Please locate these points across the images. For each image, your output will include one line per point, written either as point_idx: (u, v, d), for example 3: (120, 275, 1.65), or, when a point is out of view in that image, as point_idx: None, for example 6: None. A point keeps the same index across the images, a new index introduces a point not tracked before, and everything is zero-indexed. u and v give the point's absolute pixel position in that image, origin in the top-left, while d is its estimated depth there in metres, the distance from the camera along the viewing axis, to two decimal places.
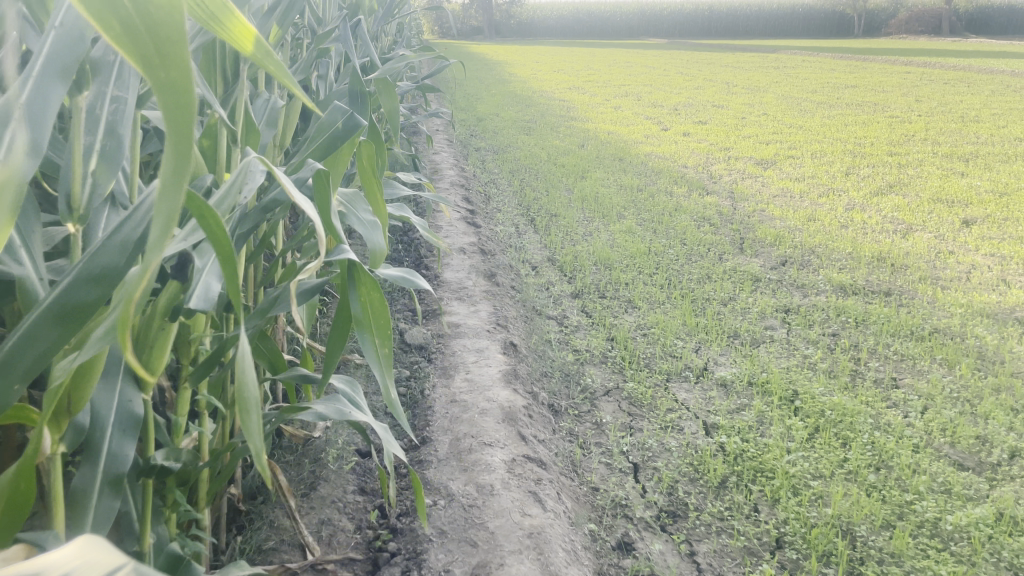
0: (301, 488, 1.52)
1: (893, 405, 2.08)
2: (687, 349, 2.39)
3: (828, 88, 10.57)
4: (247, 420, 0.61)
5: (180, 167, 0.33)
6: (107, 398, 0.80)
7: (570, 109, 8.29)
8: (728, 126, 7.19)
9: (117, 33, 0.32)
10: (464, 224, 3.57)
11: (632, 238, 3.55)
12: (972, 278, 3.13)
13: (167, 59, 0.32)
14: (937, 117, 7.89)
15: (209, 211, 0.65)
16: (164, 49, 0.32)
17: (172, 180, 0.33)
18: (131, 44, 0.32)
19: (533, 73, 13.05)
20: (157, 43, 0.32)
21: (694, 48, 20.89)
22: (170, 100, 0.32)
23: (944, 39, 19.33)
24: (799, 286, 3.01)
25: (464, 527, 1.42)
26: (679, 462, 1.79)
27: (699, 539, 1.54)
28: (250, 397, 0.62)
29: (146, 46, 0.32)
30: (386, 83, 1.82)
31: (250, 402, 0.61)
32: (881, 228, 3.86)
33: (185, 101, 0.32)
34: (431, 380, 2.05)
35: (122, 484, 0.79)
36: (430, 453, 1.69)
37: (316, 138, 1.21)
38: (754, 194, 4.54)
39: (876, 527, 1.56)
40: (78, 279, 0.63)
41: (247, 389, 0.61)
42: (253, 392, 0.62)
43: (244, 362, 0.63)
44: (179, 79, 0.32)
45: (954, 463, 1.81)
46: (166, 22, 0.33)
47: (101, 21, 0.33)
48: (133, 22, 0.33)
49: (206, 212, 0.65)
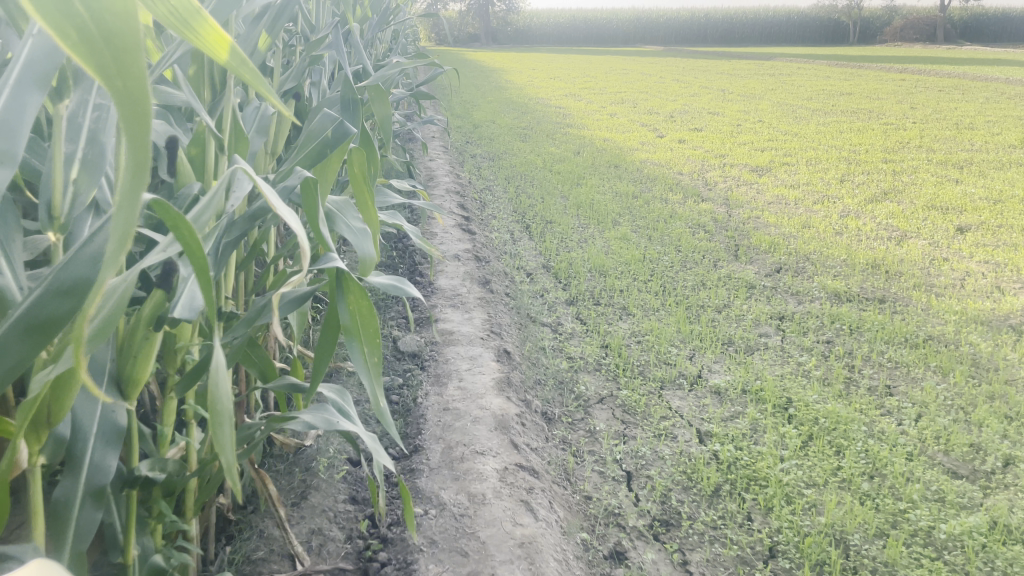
0: (291, 497, 1.51)
1: (887, 412, 2.07)
2: (681, 356, 2.39)
3: (823, 95, 10.60)
4: (219, 432, 0.61)
5: (136, 178, 0.31)
6: (89, 408, 0.79)
7: (566, 116, 8.29)
8: (724, 133, 7.21)
9: (69, 38, 0.30)
10: (459, 231, 3.56)
11: (627, 245, 3.55)
12: (966, 285, 3.14)
13: (123, 68, 0.30)
14: (932, 124, 7.92)
15: (181, 219, 0.64)
16: (120, 58, 0.31)
17: (130, 192, 0.32)
18: (87, 49, 0.30)
19: (529, 80, 13.09)
20: (114, 51, 0.30)
21: (689, 55, 20.95)
22: (128, 110, 0.30)
23: (940, 47, 19.41)
24: (793, 293, 3.01)
25: (455, 536, 1.41)
26: (672, 470, 1.78)
27: (692, 548, 1.53)
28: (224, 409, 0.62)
29: (102, 55, 0.30)
30: (379, 90, 1.81)
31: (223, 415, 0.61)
32: (875, 234, 3.87)
33: (142, 113, 0.30)
34: (423, 389, 2.04)
35: (103, 495, 0.79)
36: (422, 462, 1.68)
37: (304, 145, 1.21)
38: (750, 201, 4.55)
39: (869, 536, 1.56)
40: (47, 291, 0.62)
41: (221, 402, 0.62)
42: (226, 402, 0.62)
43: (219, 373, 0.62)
44: (136, 89, 0.31)
45: (948, 471, 1.80)
46: (121, 26, 0.31)
47: (56, 27, 0.30)
48: (87, 28, 0.30)
49: (178, 221, 0.64)
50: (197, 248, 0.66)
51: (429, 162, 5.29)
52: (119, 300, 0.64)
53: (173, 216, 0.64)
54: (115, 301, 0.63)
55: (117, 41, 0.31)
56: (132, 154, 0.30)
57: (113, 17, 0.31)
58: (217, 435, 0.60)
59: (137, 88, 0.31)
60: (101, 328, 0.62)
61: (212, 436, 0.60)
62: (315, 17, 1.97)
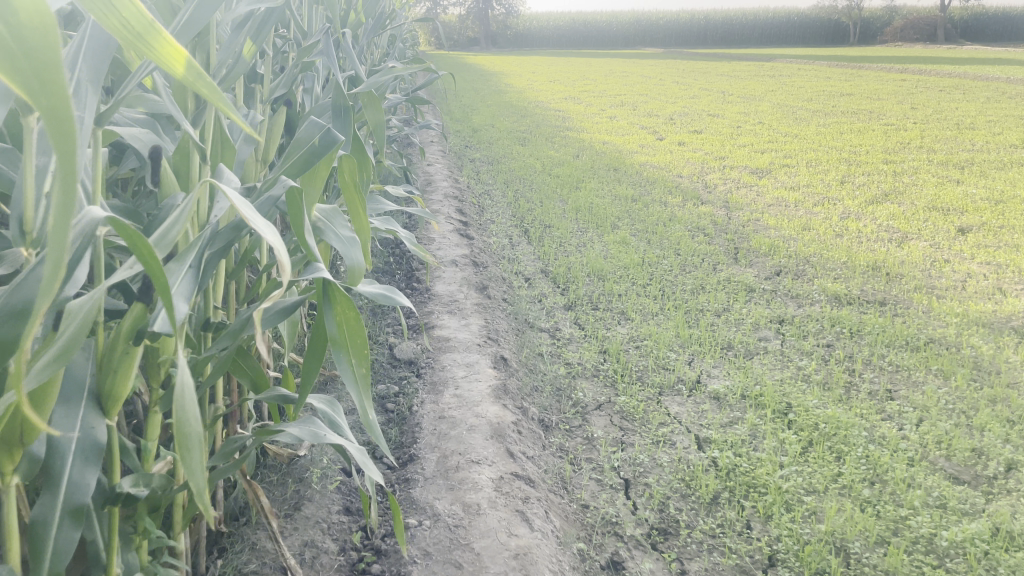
0: (284, 508, 1.49)
1: (887, 417, 2.05)
2: (680, 361, 2.37)
3: (822, 96, 10.59)
4: (189, 458, 0.62)
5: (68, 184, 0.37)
6: (67, 424, 0.77)
7: (565, 120, 8.28)
8: (724, 135, 7.19)
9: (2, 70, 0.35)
10: (457, 237, 3.55)
11: (625, 249, 3.53)
12: (967, 286, 3.11)
13: (49, 89, 0.35)
14: (932, 125, 7.90)
15: (138, 237, 0.63)
16: (44, 79, 0.36)
17: (65, 191, 0.37)
18: (15, 76, 0.35)
19: (529, 83, 13.09)
20: (39, 77, 0.35)
21: (689, 56, 20.92)
22: (55, 126, 0.35)
23: (940, 47, 19.39)
24: (793, 296, 2.99)
25: (449, 548, 1.39)
26: (671, 478, 1.76)
27: (691, 557, 1.51)
28: (192, 434, 0.63)
29: (29, 79, 0.35)
30: (372, 97, 1.80)
31: (191, 439, 0.62)
32: (876, 236, 3.85)
33: (69, 128, 0.36)
34: (419, 396, 2.03)
35: (82, 513, 0.77)
36: (417, 472, 1.66)
37: (291, 155, 1.19)
38: (749, 204, 4.53)
39: (870, 544, 1.54)
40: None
41: (188, 426, 0.62)
42: (194, 427, 0.63)
43: (187, 396, 0.63)
44: (60, 105, 0.36)
45: (950, 477, 1.78)
46: (42, 50, 0.35)
47: None
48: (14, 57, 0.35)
49: (137, 240, 0.64)
50: (157, 265, 0.65)
51: (427, 167, 5.28)
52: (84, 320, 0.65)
53: (129, 233, 0.64)
54: (78, 322, 0.64)
55: (37, 62, 0.35)
56: (63, 163, 0.35)
57: (33, 39, 0.35)
58: (185, 459, 0.61)
59: (61, 103, 0.36)
60: (62, 352, 0.62)
61: (181, 462, 0.61)
62: (307, 23, 1.96)
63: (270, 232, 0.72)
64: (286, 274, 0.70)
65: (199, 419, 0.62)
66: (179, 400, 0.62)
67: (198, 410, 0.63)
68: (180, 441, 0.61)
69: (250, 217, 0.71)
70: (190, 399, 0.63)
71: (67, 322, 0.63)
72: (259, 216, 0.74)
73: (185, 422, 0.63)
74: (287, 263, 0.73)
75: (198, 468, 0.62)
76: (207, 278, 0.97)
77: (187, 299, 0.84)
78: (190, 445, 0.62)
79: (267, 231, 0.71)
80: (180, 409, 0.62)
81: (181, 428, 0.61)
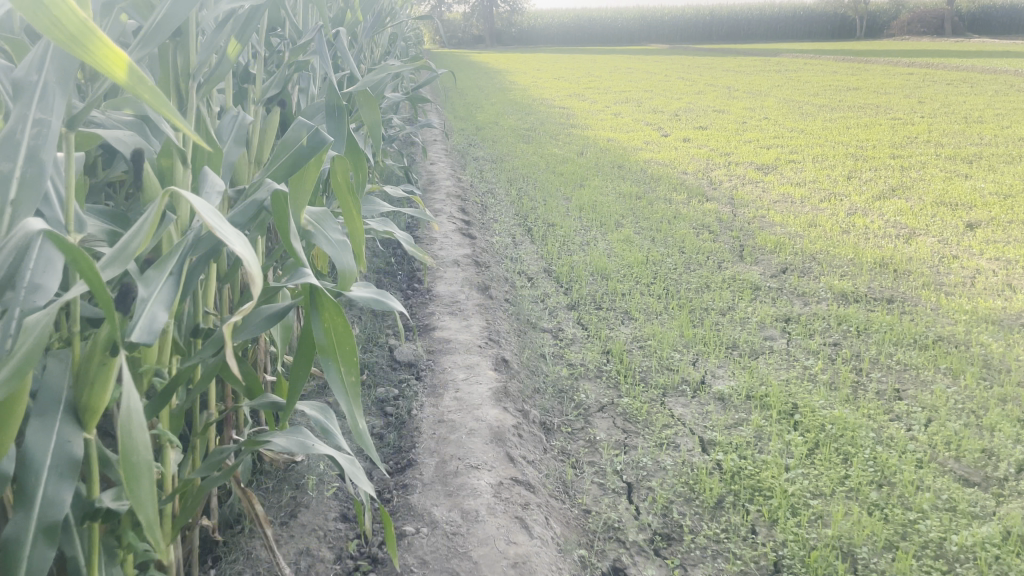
0: (279, 516, 1.47)
1: (895, 418, 2.02)
2: (684, 362, 2.33)
3: (829, 90, 10.51)
4: (136, 489, 0.63)
5: None
6: (42, 439, 0.74)
7: (570, 117, 8.23)
8: (729, 131, 7.15)
9: None
10: (459, 236, 3.51)
11: (630, 247, 3.49)
12: (976, 283, 3.07)
13: None
14: (940, 118, 7.84)
15: (79, 254, 0.64)
16: None
17: None
18: None
19: (533, 81, 13.06)
20: None
21: (693, 52, 20.83)
22: None
23: (947, 39, 19.24)
24: (800, 295, 2.94)
25: (446, 556, 1.37)
26: (674, 482, 1.73)
27: (694, 564, 1.48)
28: (138, 463, 0.64)
29: None
30: (368, 96, 1.77)
31: (138, 471, 0.63)
32: (883, 232, 3.80)
33: None
34: (418, 399, 2.00)
35: (57, 532, 0.75)
36: (415, 477, 1.64)
37: (280, 155, 1.16)
38: (755, 201, 4.48)
39: (878, 549, 1.50)
40: None
41: (134, 458, 0.63)
42: (141, 457, 0.64)
43: (133, 427, 0.63)
44: None
45: (960, 478, 1.75)
46: None
47: None
48: None
49: (77, 255, 0.65)
50: (97, 279, 0.65)
51: (430, 166, 5.24)
52: (38, 337, 0.67)
53: (70, 250, 0.64)
54: (33, 340, 0.66)
55: None
56: None
57: None
58: (133, 493, 0.63)
59: None
60: (16, 369, 0.65)
61: (128, 493, 0.63)
62: (300, 23, 1.94)
63: (238, 243, 0.70)
64: (255, 284, 0.70)
65: (145, 448, 0.64)
66: (126, 433, 0.63)
67: (144, 437, 0.64)
68: (127, 473, 0.63)
69: (218, 227, 0.69)
70: (138, 427, 0.64)
71: (24, 337, 0.66)
72: (227, 226, 0.73)
73: (132, 451, 0.64)
74: (258, 272, 0.72)
75: (146, 499, 0.64)
76: (191, 286, 0.95)
77: (169, 308, 0.81)
78: (139, 476, 0.64)
79: (235, 242, 0.69)
80: (128, 441, 0.63)
81: (127, 462, 0.63)
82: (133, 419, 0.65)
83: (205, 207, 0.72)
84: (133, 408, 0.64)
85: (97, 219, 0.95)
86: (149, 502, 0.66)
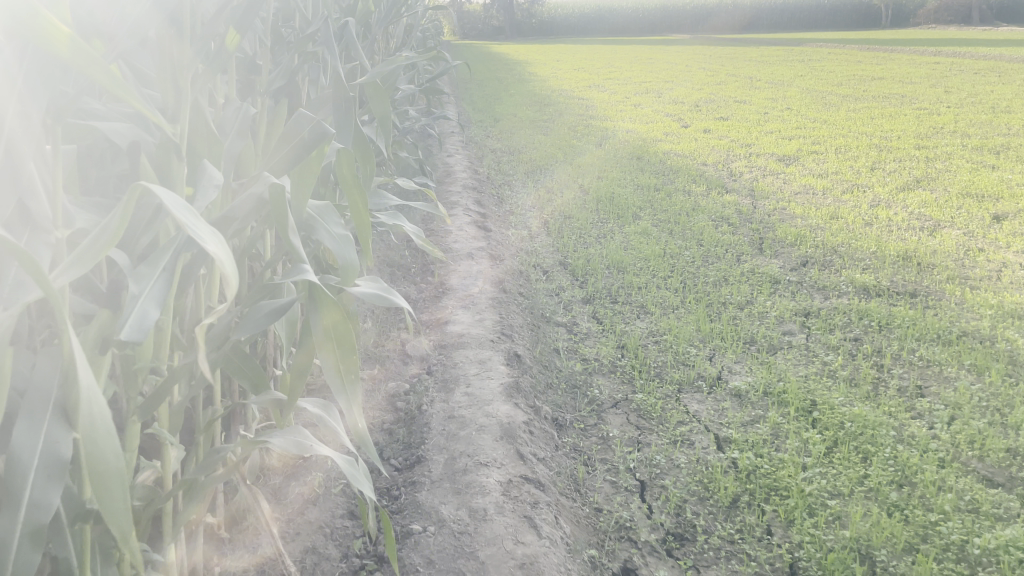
0: (287, 513, 1.45)
1: (917, 415, 1.97)
2: (700, 357, 2.29)
3: (854, 81, 10.35)
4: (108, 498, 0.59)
5: None
6: (28, 439, 0.72)
7: (589, 108, 8.17)
8: (750, 121, 7.06)
9: None
10: (474, 229, 3.49)
11: (647, 240, 3.45)
12: (1003, 276, 2.99)
13: None
14: (968, 108, 7.69)
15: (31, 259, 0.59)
16: None
17: None
18: None
19: (553, 71, 12.99)
20: None
21: (713, 41, 20.61)
22: None
23: (975, 28, 18.90)
24: (820, 288, 2.89)
25: (453, 556, 1.35)
26: (688, 480, 1.69)
27: (707, 565, 1.45)
28: (110, 472, 0.60)
29: None
30: (376, 88, 1.73)
31: (109, 480, 0.59)
32: (907, 225, 3.73)
33: None
34: (429, 395, 1.99)
35: (43, 534, 0.72)
36: (424, 474, 1.62)
37: (282, 148, 1.14)
38: (775, 192, 4.42)
39: (897, 552, 1.46)
40: None
41: (104, 466, 0.59)
42: (112, 465, 0.59)
43: (98, 434, 0.58)
44: None
45: (983, 479, 1.70)
46: None
47: None
48: None
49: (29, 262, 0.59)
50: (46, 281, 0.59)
51: (448, 158, 5.22)
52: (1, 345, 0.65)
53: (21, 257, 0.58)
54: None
55: None
56: None
57: None
58: (105, 503, 0.59)
59: None
60: None
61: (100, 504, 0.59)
62: (309, 13, 1.91)
63: (213, 244, 0.67)
64: (231, 287, 0.67)
65: (116, 455, 0.59)
66: (89, 443, 0.58)
67: (113, 443, 0.60)
68: (96, 484, 0.59)
69: (190, 226, 0.66)
70: (105, 432, 0.59)
71: None
72: (201, 225, 0.70)
73: (103, 459, 0.59)
74: (234, 272, 0.69)
75: (119, 509, 0.60)
76: (189, 282, 0.92)
77: (160, 304, 0.78)
78: (111, 484, 0.60)
79: (210, 243, 0.67)
80: (94, 450, 0.58)
81: (93, 473, 0.58)
82: (101, 423, 0.60)
83: (177, 203, 0.69)
84: (96, 412, 0.59)
85: (88, 212, 0.93)
86: (123, 510, 0.61)
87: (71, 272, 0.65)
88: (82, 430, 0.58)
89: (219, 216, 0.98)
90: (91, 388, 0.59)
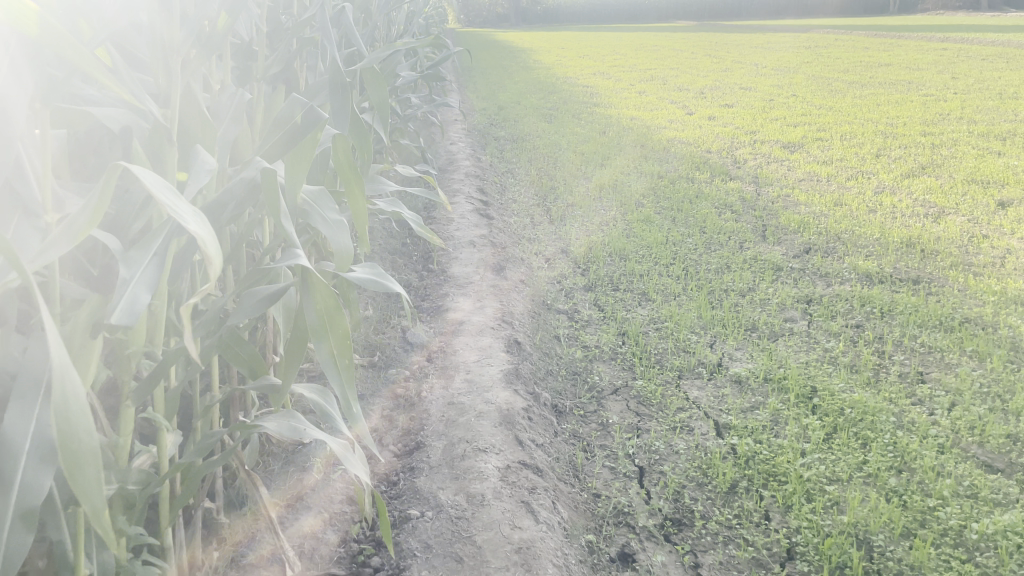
0: (287, 497, 1.46)
1: (917, 401, 1.96)
2: (701, 344, 2.29)
3: (860, 67, 10.28)
4: (81, 477, 0.60)
5: None
6: (20, 421, 0.73)
7: (593, 95, 8.14)
8: (755, 109, 7.02)
9: None
10: (476, 216, 3.49)
11: (649, 227, 3.44)
12: (1006, 263, 2.98)
13: None
14: (974, 94, 7.64)
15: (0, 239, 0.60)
16: None
17: None
18: None
19: (558, 58, 12.93)
20: None
21: (719, 28, 20.51)
22: None
23: (983, 14, 18.75)
24: (823, 275, 2.88)
25: (451, 541, 1.36)
26: (686, 466, 1.69)
27: (704, 550, 1.45)
28: (82, 449, 0.60)
29: None
30: (373, 73, 1.72)
31: (81, 458, 0.60)
32: (911, 211, 3.71)
33: None
34: (429, 381, 1.99)
35: (35, 517, 0.72)
36: (422, 460, 1.63)
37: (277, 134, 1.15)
38: (779, 179, 4.40)
39: (895, 537, 1.45)
40: None
41: (77, 443, 0.60)
42: (84, 443, 0.60)
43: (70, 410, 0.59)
44: None
45: (983, 464, 1.69)
46: None
47: None
48: None
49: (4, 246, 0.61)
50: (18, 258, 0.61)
51: (451, 145, 5.21)
52: None
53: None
54: None
55: None
56: None
57: None
58: (78, 481, 0.60)
59: None
60: None
61: (73, 482, 0.59)
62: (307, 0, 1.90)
63: (193, 224, 0.67)
64: (212, 267, 0.67)
65: (87, 432, 0.60)
66: (61, 420, 0.59)
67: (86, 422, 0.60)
68: (69, 462, 0.59)
69: (170, 207, 0.67)
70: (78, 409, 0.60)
71: None
72: (184, 207, 0.70)
73: (75, 438, 0.60)
74: (216, 252, 0.69)
75: (91, 488, 0.60)
76: (181, 267, 0.92)
77: (152, 288, 0.78)
78: (84, 462, 0.60)
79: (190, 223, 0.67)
80: (66, 427, 0.59)
81: (66, 450, 0.59)
82: (75, 403, 0.60)
83: (158, 184, 0.69)
84: (67, 390, 0.59)
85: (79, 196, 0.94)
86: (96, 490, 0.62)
87: (52, 254, 0.66)
88: (54, 405, 0.58)
89: (212, 201, 0.98)
90: (65, 364, 0.60)
